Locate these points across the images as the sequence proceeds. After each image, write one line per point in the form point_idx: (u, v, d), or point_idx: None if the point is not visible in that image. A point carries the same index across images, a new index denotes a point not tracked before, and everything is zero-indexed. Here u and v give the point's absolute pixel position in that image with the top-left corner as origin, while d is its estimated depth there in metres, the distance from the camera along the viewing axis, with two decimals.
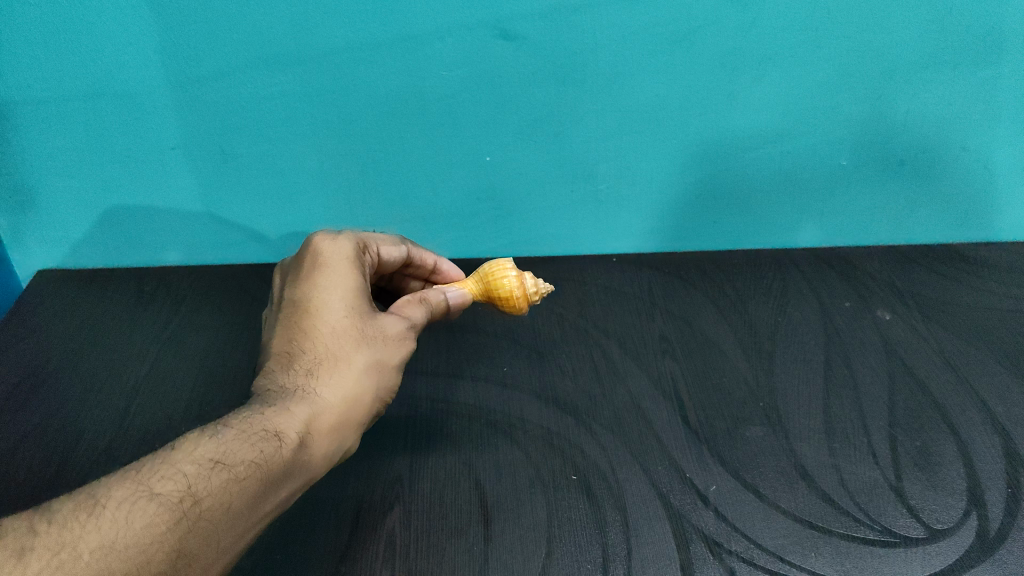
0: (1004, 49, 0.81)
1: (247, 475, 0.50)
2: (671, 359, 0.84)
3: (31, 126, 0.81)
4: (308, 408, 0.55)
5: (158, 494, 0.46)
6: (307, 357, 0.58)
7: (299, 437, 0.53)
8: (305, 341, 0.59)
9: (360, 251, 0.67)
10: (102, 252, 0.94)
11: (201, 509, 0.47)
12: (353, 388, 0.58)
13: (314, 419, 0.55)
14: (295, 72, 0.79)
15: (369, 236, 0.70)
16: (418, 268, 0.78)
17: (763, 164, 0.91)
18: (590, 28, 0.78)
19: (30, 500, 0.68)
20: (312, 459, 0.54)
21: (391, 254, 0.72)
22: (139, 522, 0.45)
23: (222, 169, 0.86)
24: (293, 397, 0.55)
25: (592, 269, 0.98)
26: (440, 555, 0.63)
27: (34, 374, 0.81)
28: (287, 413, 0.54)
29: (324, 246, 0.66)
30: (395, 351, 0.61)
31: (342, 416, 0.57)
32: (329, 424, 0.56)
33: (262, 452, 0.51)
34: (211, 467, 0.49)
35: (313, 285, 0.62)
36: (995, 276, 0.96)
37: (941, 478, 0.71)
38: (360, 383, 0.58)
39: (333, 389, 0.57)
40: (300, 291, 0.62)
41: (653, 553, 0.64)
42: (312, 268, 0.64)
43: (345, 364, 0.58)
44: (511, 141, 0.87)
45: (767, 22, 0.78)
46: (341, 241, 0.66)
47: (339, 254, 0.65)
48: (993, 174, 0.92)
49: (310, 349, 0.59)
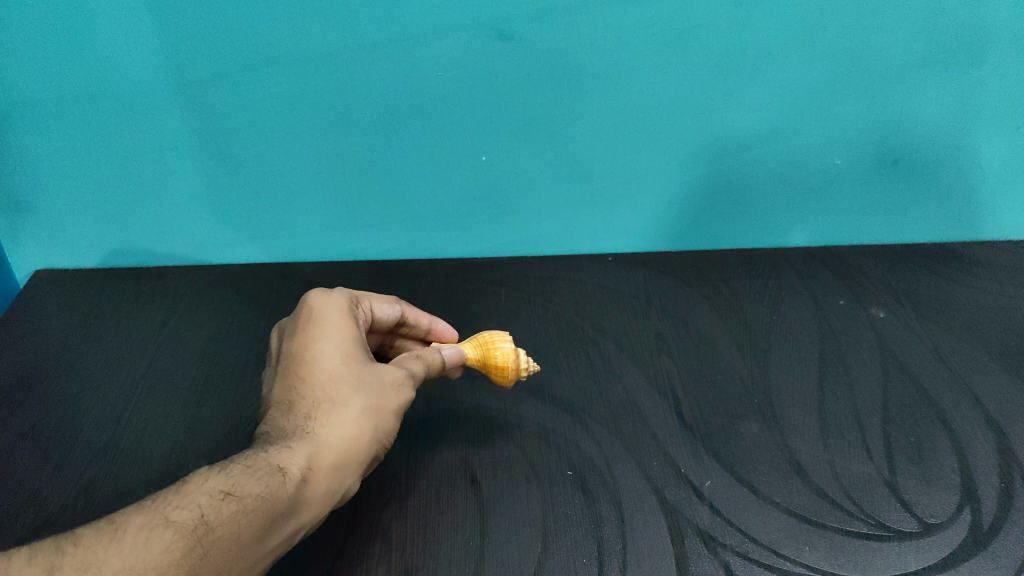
0: (995, 49, 0.82)
1: (256, 506, 0.50)
2: (667, 357, 0.85)
3: (30, 127, 0.82)
4: (309, 447, 0.56)
5: (174, 521, 0.47)
6: (306, 400, 0.59)
7: (302, 473, 0.54)
8: (304, 387, 0.60)
9: (353, 305, 0.68)
10: (101, 251, 0.95)
11: (213, 537, 0.47)
12: (352, 431, 0.58)
13: (315, 457, 0.55)
14: (294, 72, 0.79)
15: (361, 294, 0.71)
16: (414, 329, 0.77)
17: (758, 164, 0.91)
18: (585, 28, 0.78)
19: (27, 496, 0.68)
20: (316, 497, 0.54)
21: (385, 313, 0.72)
22: (157, 548, 0.45)
23: (220, 170, 0.87)
24: (294, 438, 0.56)
25: (589, 268, 0.98)
26: (435, 549, 0.64)
27: (33, 373, 0.82)
28: (290, 451, 0.55)
29: (319, 299, 0.67)
30: (395, 395, 0.61)
31: (343, 455, 0.57)
32: (330, 462, 0.56)
33: (267, 485, 0.51)
34: (221, 498, 0.49)
35: (310, 334, 0.63)
36: (989, 276, 0.96)
37: (935, 472, 0.72)
38: (360, 425, 0.58)
39: (332, 429, 0.57)
40: (296, 344, 0.63)
41: (647, 547, 0.64)
42: (307, 321, 0.65)
43: (343, 406, 0.58)
44: (509, 141, 0.87)
45: (761, 22, 0.79)
46: (335, 295, 0.67)
47: (334, 306, 0.66)
48: (986, 172, 0.93)
49: (308, 394, 0.59)
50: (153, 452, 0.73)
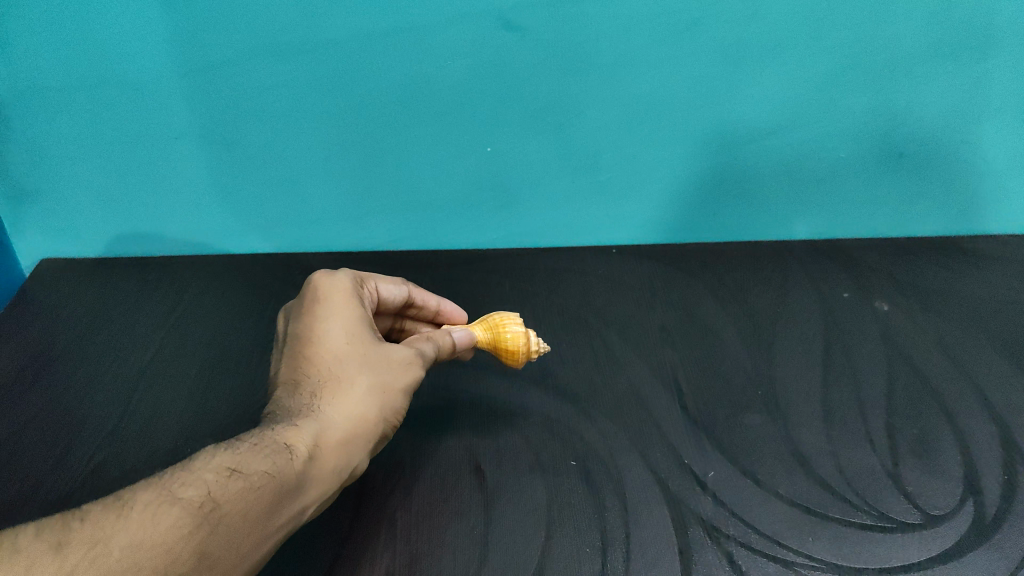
0: (1003, 42, 0.82)
1: (263, 484, 0.50)
2: (671, 348, 0.85)
3: (37, 116, 0.82)
4: (316, 425, 0.56)
5: (181, 498, 0.47)
6: (312, 380, 0.59)
7: (309, 450, 0.54)
8: (309, 368, 0.60)
9: (359, 286, 0.68)
10: (107, 240, 0.95)
11: (220, 514, 0.47)
12: (358, 408, 0.58)
13: (321, 435, 0.56)
14: (301, 62, 0.79)
15: (367, 274, 0.71)
16: (422, 310, 0.77)
17: (764, 156, 0.91)
18: (593, 19, 0.78)
19: (34, 482, 0.69)
20: (324, 473, 0.55)
21: (391, 293, 0.72)
22: (164, 524, 0.45)
23: (226, 159, 0.87)
24: (300, 416, 0.56)
25: (593, 259, 0.98)
26: (440, 537, 0.64)
27: (39, 361, 0.83)
28: (297, 428, 0.55)
29: (323, 280, 0.67)
30: (401, 375, 0.62)
31: (349, 434, 0.57)
32: (337, 440, 0.56)
33: (274, 463, 0.52)
34: (228, 475, 0.49)
35: (314, 315, 0.64)
36: (993, 269, 0.96)
37: (938, 464, 0.72)
38: (366, 403, 0.59)
39: (338, 408, 0.58)
40: (302, 323, 0.64)
41: (651, 536, 0.65)
42: (313, 301, 0.65)
43: (348, 385, 0.59)
44: (515, 132, 0.87)
45: (769, 13, 0.79)
46: (339, 276, 0.68)
47: (338, 287, 0.66)
48: (992, 165, 0.92)
49: (314, 373, 0.60)
50: (158, 439, 0.73)
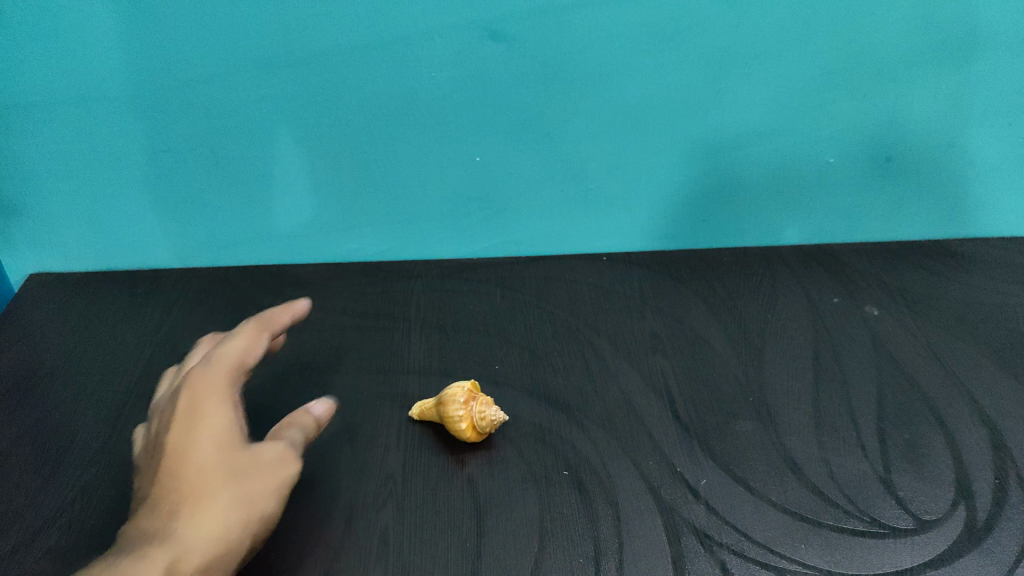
0: (984, 46, 0.83)
1: None
2: (662, 356, 0.85)
3: (23, 131, 0.82)
4: (170, 555, 0.53)
5: None
6: (171, 501, 0.56)
7: None
8: (171, 487, 0.57)
9: (234, 387, 0.65)
10: (94, 255, 0.95)
11: None
12: (217, 532, 0.55)
13: (176, 565, 0.52)
14: (289, 73, 0.80)
15: (239, 370, 0.67)
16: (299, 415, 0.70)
17: (752, 163, 0.91)
18: (579, 28, 0.79)
19: (22, 502, 0.68)
20: None
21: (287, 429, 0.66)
22: None
23: (213, 172, 0.87)
24: (157, 545, 0.54)
25: (583, 268, 0.98)
26: (433, 550, 0.64)
27: (27, 378, 0.82)
28: (150, 564, 0.52)
29: (197, 384, 0.64)
30: (266, 488, 0.58)
31: (209, 559, 0.53)
32: (196, 567, 0.53)
33: None
34: None
35: (180, 431, 0.60)
36: (981, 273, 0.97)
37: (929, 469, 0.72)
38: (226, 523, 0.55)
39: (194, 531, 0.54)
40: (172, 439, 0.61)
41: (644, 546, 0.64)
42: (183, 416, 0.62)
43: (208, 504, 0.55)
44: (503, 142, 0.87)
45: (753, 20, 0.80)
46: (209, 377, 0.65)
47: (209, 394, 0.63)
48: (978, 170, 0.93)
49: (172, 495, 0.56)
50: None
